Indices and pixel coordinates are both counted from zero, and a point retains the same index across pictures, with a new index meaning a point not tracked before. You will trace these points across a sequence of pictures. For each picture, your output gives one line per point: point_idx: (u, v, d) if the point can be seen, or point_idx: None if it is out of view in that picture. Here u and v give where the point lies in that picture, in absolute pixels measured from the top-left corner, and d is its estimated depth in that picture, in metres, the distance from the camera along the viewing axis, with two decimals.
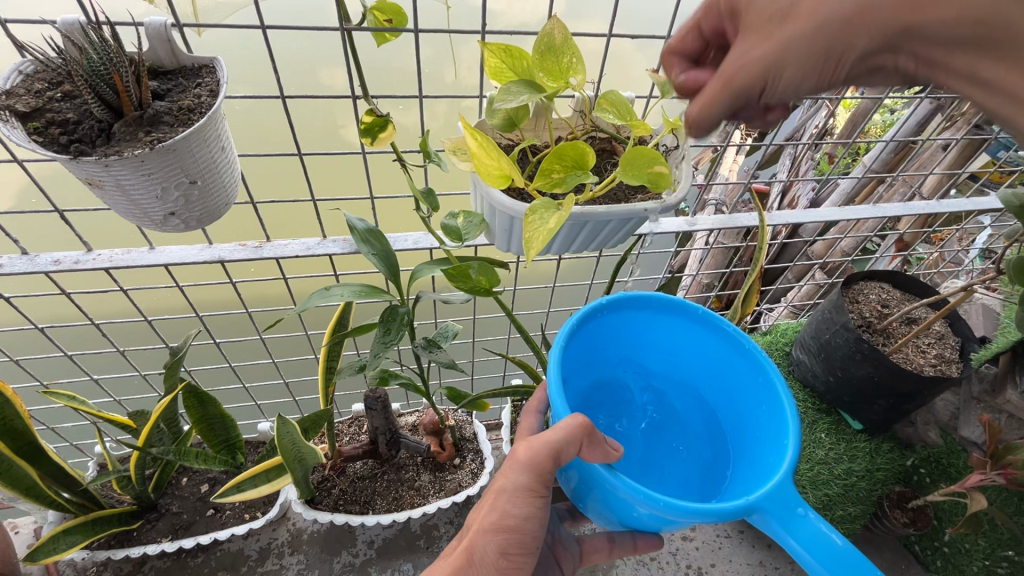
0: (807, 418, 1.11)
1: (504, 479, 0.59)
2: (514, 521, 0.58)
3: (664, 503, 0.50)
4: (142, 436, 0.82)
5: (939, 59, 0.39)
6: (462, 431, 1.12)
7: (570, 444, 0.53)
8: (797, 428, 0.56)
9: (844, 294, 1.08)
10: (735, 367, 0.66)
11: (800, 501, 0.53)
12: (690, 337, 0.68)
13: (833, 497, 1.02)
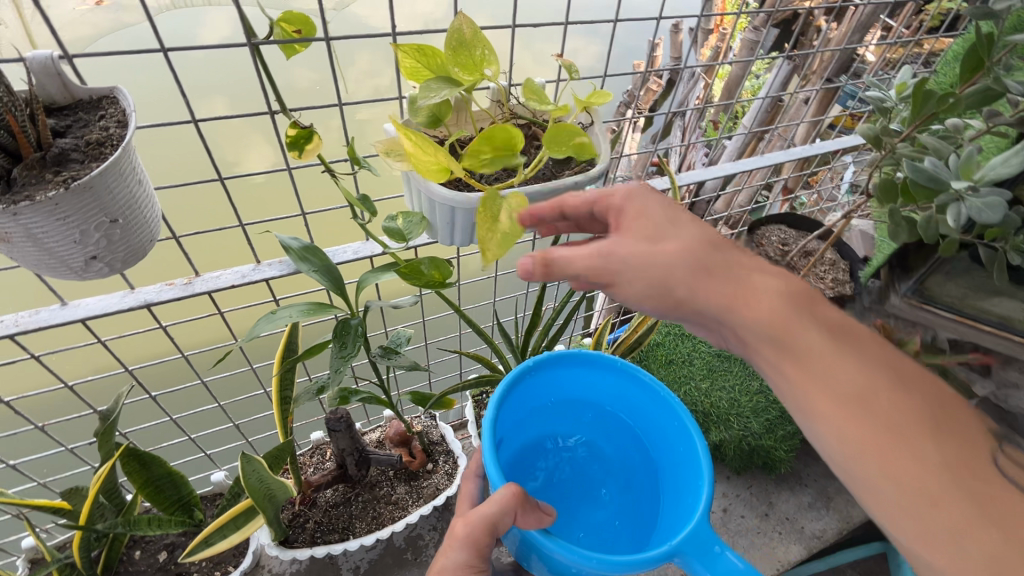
0: (739, 355, 1.23)
1: (444, 558, 0.61)
2: None
3: (596, 559, 0.57)
4: (84, 514, 0.74)
5: (750, 342, 0.50)
6: (429, 435, 1.12)
7: (506, 516, 0.59)
8: (708, 471, 0.64)
9: (750, 240, 1.21)
10: (657, 414, 0.75)
11: (714, 538, 0.58)
12: (615, 388, 0.78)
13: (773, 420, 1.14)
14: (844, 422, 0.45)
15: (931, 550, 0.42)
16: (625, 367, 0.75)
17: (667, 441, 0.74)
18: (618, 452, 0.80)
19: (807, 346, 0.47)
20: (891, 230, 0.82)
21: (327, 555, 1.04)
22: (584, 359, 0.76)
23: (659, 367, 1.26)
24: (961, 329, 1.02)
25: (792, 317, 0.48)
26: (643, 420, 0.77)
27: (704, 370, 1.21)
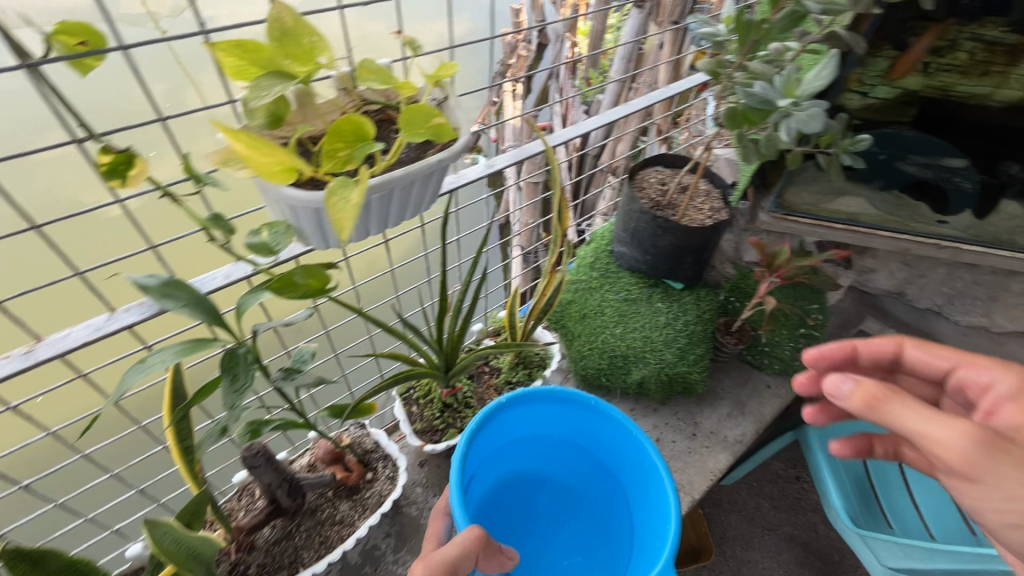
0: (644, 295, 1.30)
1: None
2: None
3: None
4: None
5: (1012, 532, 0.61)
6: (362, 445, 1.08)
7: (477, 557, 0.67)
8: (669, 521, 0.72)
9: (632, 186, 1.26)
10: (631, 454, 0.84)
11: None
12: (591, 428, 0.88)
13: (683, 348, 1.23)
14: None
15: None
16: (600, 409, 0.84)
17: (641, 479, 0.84)
18: (598, 482, 0.92)
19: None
20: (741, 153, 0.89)
21: None
22: (556, 400, 0.86)
23: (575, 323, 1.30)
24: (821, 231, 1.18)
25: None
26: (620, 454, 0.86)
27: (615, 317, 1.28)
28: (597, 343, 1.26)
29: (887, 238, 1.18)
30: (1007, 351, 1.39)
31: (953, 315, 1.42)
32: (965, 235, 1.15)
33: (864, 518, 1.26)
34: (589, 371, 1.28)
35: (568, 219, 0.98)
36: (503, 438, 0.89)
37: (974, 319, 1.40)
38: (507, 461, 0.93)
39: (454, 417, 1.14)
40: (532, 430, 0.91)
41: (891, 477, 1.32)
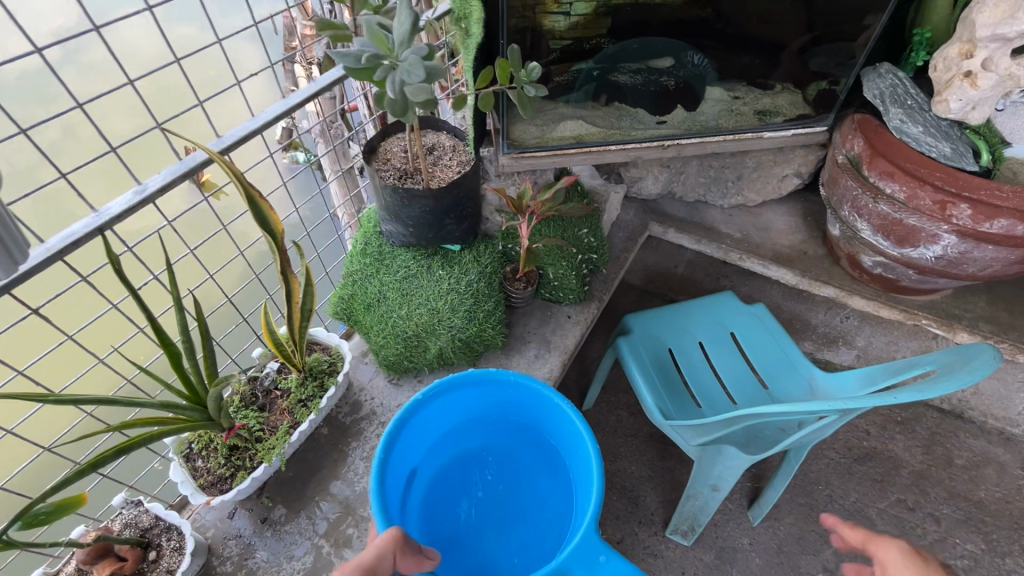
0: (424, 267, 1.26)
1: None
2: None
3: None
4: None
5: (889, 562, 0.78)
6: (138, 524, 0.96)
7: (387, 556, 0.70)
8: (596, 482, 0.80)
9: (373, 161, 1.19)
10: (561, 418, 0.92)
11: (600, 550, 0.76)
12: (517, 400, 0.95)
13: (472, 309, 1.21)
14: None
15: None
16: (523, 380, 0.91)
17: (564, 434, 0.93)
18: (536, 451, 0.99)
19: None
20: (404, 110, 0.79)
21: None
22: (478, 383, 0.92)
23: (364, 315, 1.24)
24: (557, 160, 1.19)
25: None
26: (547, 418, 0.95)
27: (399, 297, 1.23)
28: (388, 329, 1.22)
29: (616, 151, 1.20)
30: (765, 220, 1.53)
31: (716, 200, 1.53)
32: (683, 131, 1.22)
33: (677, 406, 1.37)
34: (389, 360, 1.23)
35: (280, 219, 0.92)
36: (439, 426, 0.96)
37: (733, 199, 1.52)
38: (447, 447, 0.99)
39: (243, 457, 1.05)
40: (465, 413, 0.97)
41: (696, 361, 1.44)
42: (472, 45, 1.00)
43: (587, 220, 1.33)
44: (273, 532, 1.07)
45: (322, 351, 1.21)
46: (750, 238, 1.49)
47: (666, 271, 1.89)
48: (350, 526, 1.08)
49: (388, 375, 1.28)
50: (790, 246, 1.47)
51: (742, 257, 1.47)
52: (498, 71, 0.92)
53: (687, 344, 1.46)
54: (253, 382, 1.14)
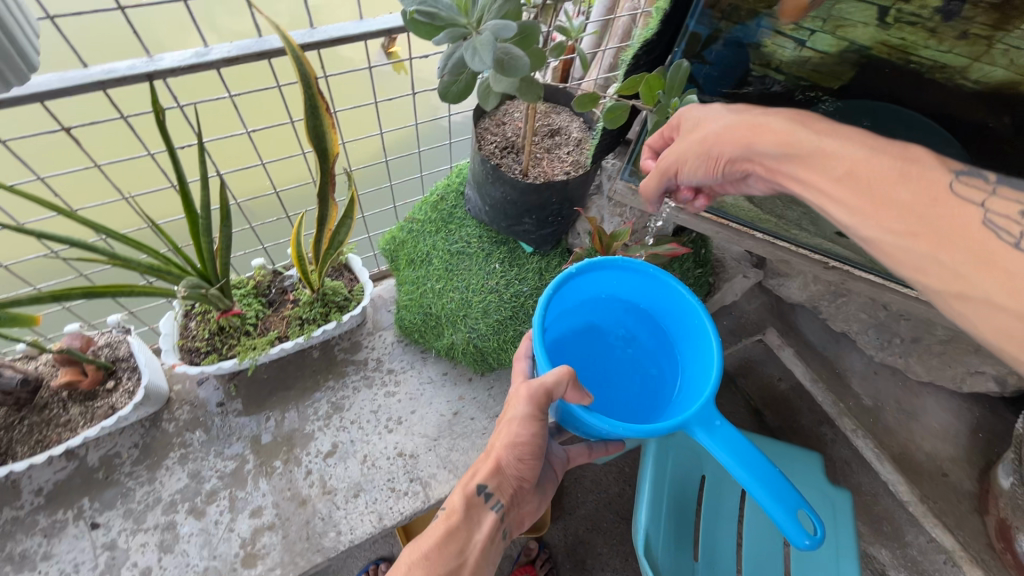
0: (482, 252, 1.11)
1: (512, 409, 0.66)
2: (524, 438, 0.68)
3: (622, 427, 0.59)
4: None
5: (775, 168, 0.56)
6: (114, 351, 1.00)
7: (558, 386, 0.61)
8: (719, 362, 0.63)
9: (484, 119, 1.03)
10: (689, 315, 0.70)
11: (719, 414, 0.61)
12: (643, 288, 0.74)
13: (504, 320, 1.05)
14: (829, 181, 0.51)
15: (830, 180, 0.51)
16: (658, 272, 0.70)
17: (686, 328, 0.71)
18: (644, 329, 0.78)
19: (816, 151, 0.52)
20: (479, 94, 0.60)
21: (5, 478, 0.97)
22: (623, 261, 0.71)
23: (404, 268, 1.14)
24: (682, 217, 0.93)
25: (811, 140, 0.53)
26: (671, 304, 0.72)
27: (441, 269, 1.10)
28: (416, 293, 1.10)
29: (757, 240, 0.91)
30: (916, 404, 1.14)
31: (865, 347, 1.16)
32: (862, 260, 0.83)
33: (672, 542, 1.10)
34: (403, 324, 1.13)
35: (339, 142, 0.83)
36: (576, 295, 0.75)
37: (888, 357, 1.14)
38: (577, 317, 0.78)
39: (225, 342, 1.04)
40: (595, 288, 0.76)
41: (726, 508, 1.16)
42: (641, 36, 0.77)
43: None
44: (219, 422, 1.06)
45: (347, 281, 1.14)
46: (880, 414, 1.15)
47: (765, 380, 1.51)
48: (279, 461, 1.03)
49: (399, 335, 1.18)
50: (925, 454, 1.10)
51: (856, 431, 1.14)
52: (642, 88, 0.69)
53: (727, 483, 1.19)
54: (274, 277, 1.12)
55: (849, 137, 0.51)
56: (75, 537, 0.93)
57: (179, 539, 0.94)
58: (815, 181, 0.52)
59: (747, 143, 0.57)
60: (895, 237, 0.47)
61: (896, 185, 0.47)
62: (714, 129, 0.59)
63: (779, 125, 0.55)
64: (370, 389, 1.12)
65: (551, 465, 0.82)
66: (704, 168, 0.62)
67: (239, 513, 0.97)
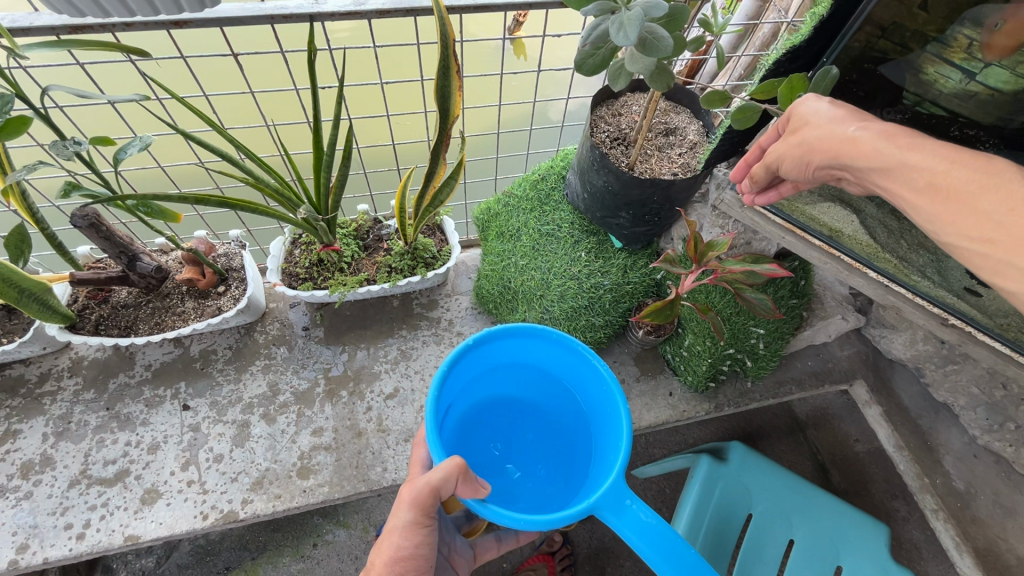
0: (571, 238, 1.12)
1: (395, 518, 0.65)
2: (407, 551, 0.65)
3: (524, 520, 0.58)
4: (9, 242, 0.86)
5: (866, 177, 0.54)
6: (229, 260, 1.12)
7: (447, 483, 0.58)
8: (627, 441, 0.62)
9: (601, 106, 1.03)
10: (598, 386, 0.71)
11: (629, 493, 0.60)
12: (558, 356, 0.74)
13: (578, 308, 1.05)
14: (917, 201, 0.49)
15: (920, 199, 0.49)
16: (564, 339, 0.71)
17: (598, 399, 0.71)
18: (558, 402, 0.78)
19: (900, 164, 0.50)
20: (610, 72, 0.59)
21: (126, 349, 1.12)
22: (529, 330, 0.72)
23: (492, 239, 1.17)
24: (789, 240, 0.87)
25: (898, 144, 0.51)
26: (584, 376, 0.72)
27: (528, 247, 1.12)
28: (498, 264, 1.13)
29: (868, 279, 0.82)
30: (1018, 500, 1.01)
31: (969, 425, 1.05)
32: (990, 324, 0.75)
33: None
34: (480, 292, 1.15)
35: (461, 105, 0.87)
36: (477, 365, 0.74)
37: (994, 442, 1.02)
38: (482, 388, 0.77)
39: (321, 274, 1.13)
40: (504, 357, 0.75)
41: (766, 554, 1.12)
42: (789, 42, 0.73)
43: (773, 323, 1.03)
44: (302, 344, 1.16)
45: (438, 241, 1.19)
46: (970, 501, 1.04)
47: (840, 436, 1.40)
48: (345, 391, 1.10)
49: (474, 302, 1.22)
50: (1016, 559, 0.98)
51: (938, 513, 1.04)
52: (783, 89, 0.67)
53: (774, 531, 1.13)
54: (375, 224, 1.19)
55: (935, 149, 0.49)
56: (168, 413, 1.06)
57: (251, 436, 1.04)
58: (897, 192, 0.51)
59: (837, 156, 0.56)
60: (977, 245, 0.46)
61: (976, 195, 0.46)
62: (814, 134, 0.58)
63: (866, 136, 0.53)
64: (438, 346, 1.17)
65: (453, 564, 0.80)
66: (800, 169, 0.61)
67: (303, 429, 1.05)
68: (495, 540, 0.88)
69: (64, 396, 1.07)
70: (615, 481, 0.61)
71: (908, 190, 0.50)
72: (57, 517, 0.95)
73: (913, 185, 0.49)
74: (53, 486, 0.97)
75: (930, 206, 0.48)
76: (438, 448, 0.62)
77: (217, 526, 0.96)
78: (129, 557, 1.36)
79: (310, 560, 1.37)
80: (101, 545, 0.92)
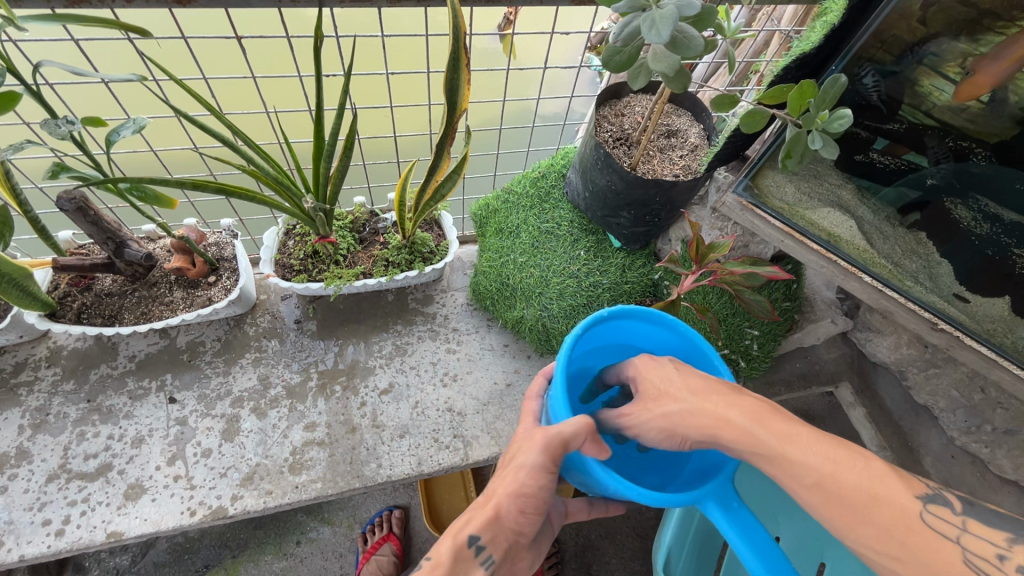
0: (570, 237, 1.12)
1: (523, 456, 0.61)
2: (531, 490, 0.62)
3: (640, 494, 0.59)
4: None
5: (744, 462, 0.57)
6: (220, 250, 1.09)
7: (577, 438, 0.59)
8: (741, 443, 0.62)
9: (606, 106, 1.04)
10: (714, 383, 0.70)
11: (738, 496, 0.61)
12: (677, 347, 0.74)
13: (577, 306, 1.05)
14: (814, 504, 0.52)
15: (808, 496, 0.52)
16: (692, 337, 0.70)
17: None
18: None
19: (787, 459, 0.53)
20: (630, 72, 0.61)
21: (108, 339, 1.08)
22: (658, 317, 0.72)
23: (490, 236, 1.17)
24: (787, 243, 0.89)
25: (766, 430, 0.55)
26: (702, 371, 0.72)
27: (527, 244, 1.12)
28: (497, 261, 1.12)
29: (863, 283, 0.85)
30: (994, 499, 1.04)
31: (948, 426, 1.09)
32: (978, 328, 0.79)
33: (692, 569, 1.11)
34: (477, 288, 1.15)
35: (469, 99, 0.86)
36: (603, 337, 0.75)
37: (970, 443, 1.06)
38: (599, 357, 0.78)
39: (317, 266, 1.10)
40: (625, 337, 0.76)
41: None
42: (796, 49, 0.75)
43: (767, 325, 1.05)
44: (294, 336, 1.14)
45: (436, 236, 1.18)
46: None
47: None
48: (339, 385, 1.08)
49: (470, 299, 1.22)
50: None
51: None
52: (792, 94, 0.67)
53: None
54: (371, 217, 1.18)
55: (813, 445, 0.54)
56: (153, 406, 1.03)
57: (240, 431, 1.02)
58: (786, 482, 0.54)
59: (715, 432, 0.56)
60: (873, 554, 0.50)
61: (866, 500, 0.51)
62: (678, 410, 0.58)
63: (740, 419, 0.56)
64: (434, 341, 1.16)
65: (550, 522, 0.75)
66: (672, 442, 0.59)
67: (295, 423, 1.03)
68: (587, 502, 0.80)
69: (42, 387, 1.03)
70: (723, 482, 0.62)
71: (796, 483, 0.53)
72: (34, 512, 0.91)
73: (791, 477, 0.53)
74: (29, 480, 0.93)
75: (819, 511, 0.52)
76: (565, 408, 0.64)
77: (206, 522, 0.93)
78: (102, 555, 1.30)
79: (293, 558, 1.33)
80: (81, 542, 0.89)
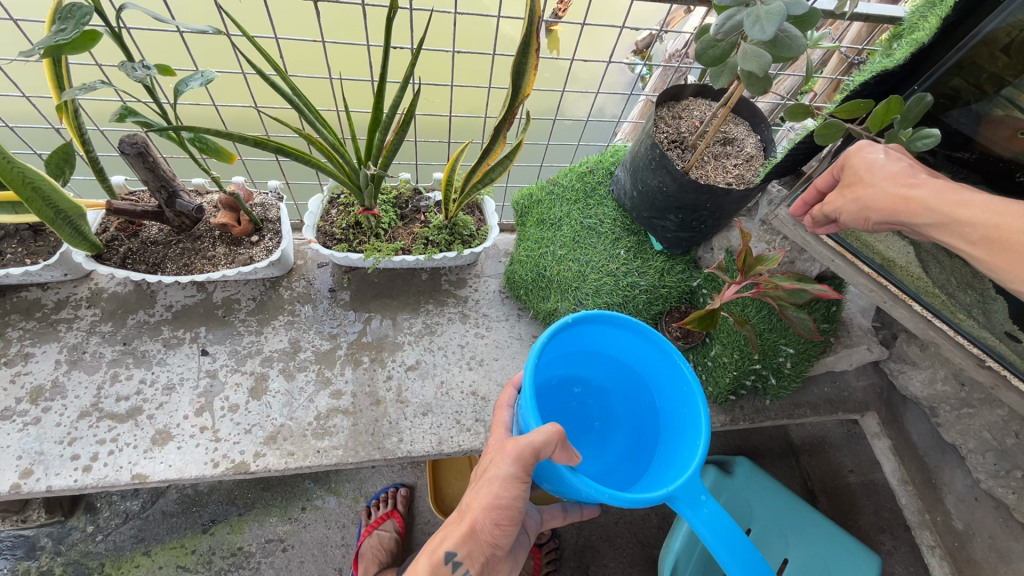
0: (612, 234, 1.12)
1: (496, 467, 0.64)
2: (506, 501, 0.65)
3: (611, 494, 0.60)
4: (52, 155, 0.83)
5: (919, 230, 0.56)
6: (265, 211, 1.10)
7: (546, 448, 0.61)
8: (705, 438, 0.63)
9: (663, 108, 1.03)
10: (676, 385, 0.72)
11: (704, 488, 0.62)
12: (640, 350, 0.76)
13: (611, 304, 1.05)
14: (985, 257, 0.51)
15: (980, 248, 0.51)
16: (665, 345, 0.71)
17: (673, 397, 0.73)
18: (628, 393, 0.80)
19: (958, 220, 0.52)
20: (713, 70, 0.66)
21: (147, 287, 1.10)
22: (618, 321, 0.73)
23: (531, 226, 1.17)
24: (838, 263, 0.87)
25: (934, 197, 0.54)
26: (666, 375, 0.74)
27: (568, 238, 1.12)
28: (536, 251, 1.12)
29: (912, 312, 0.83)
30: (1013, 547, 1.01)
31: (974, 468, 1.05)
32: None
33: None
34: (512, 277, 1.14)
35: (533, 85, 0.86)
36: (569, 344, 0.76)
37: (997, 487, 1.02)
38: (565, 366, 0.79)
39: (358, 238, 1.11)
40: (586, 344, 0.77)
41: None
42: (875, 67, 0.73)
43: (803, 344, 1.04)
44: (327, 305, 1.14)
45: (477, 220, 1.18)
46: (967, 542, 1.06)
47: (835, 465, 1.40)
48: (367, 357, 1.09)
49: (502, 286, 1.22)
50: None
51: (934, 549, 1.08)
52: (877, 109, 0.66)
53: (770, 548, 1.16)
54: (415, 194, 1.18)
55: (990, 202, 0.51)
56: (186, 356, 1.04)
57: (267, 391, 1.03)
58: (961, 248, 0.52)
59: (894, 214, 0.57)
60: None
61: None
62: (868, 194, 0.59)
63: (921, 193, 0.55)
64: (463, 324, 1.16)
65: (526, 529, 0.84)
66: (857, 223, 0.63)
67: (322, 389, 1.04)
68: (562, 509, 0.90)
69: (80, 325, 1.05)
70: (692, 477, 0.62)
71: (967, 245, 0.52)
72: (64, 447, 0.93)
73: (966, 237, 0.52)
74: (62, 415, 0.95)
75: (989, 261, 0.51)
76: (533, 417, 0.64)
77: (227, 475, 0.94)
78: (114, 498, 1.32)
79: (297, 522, 1.35)
80: (107, 480, 0.91)
